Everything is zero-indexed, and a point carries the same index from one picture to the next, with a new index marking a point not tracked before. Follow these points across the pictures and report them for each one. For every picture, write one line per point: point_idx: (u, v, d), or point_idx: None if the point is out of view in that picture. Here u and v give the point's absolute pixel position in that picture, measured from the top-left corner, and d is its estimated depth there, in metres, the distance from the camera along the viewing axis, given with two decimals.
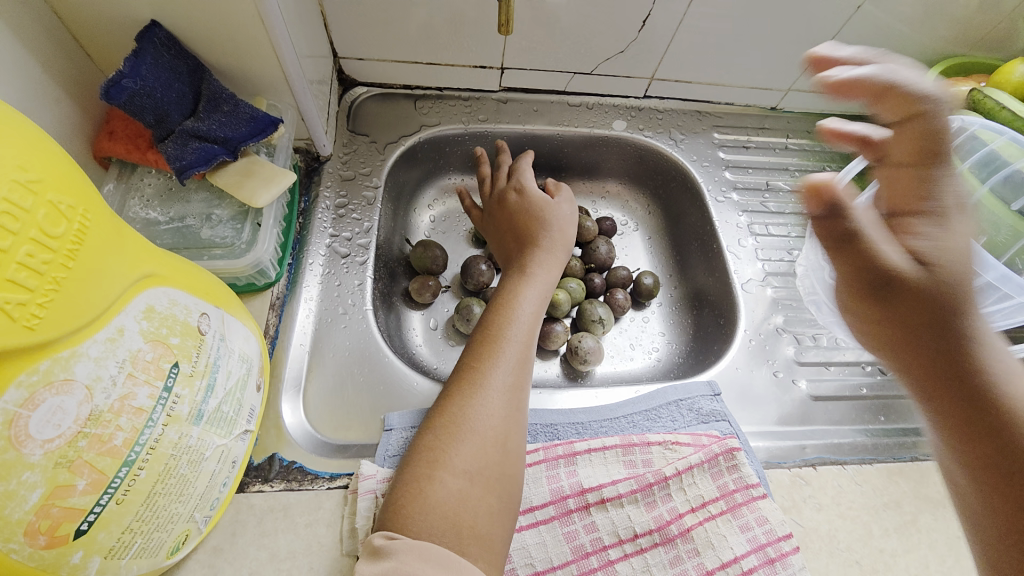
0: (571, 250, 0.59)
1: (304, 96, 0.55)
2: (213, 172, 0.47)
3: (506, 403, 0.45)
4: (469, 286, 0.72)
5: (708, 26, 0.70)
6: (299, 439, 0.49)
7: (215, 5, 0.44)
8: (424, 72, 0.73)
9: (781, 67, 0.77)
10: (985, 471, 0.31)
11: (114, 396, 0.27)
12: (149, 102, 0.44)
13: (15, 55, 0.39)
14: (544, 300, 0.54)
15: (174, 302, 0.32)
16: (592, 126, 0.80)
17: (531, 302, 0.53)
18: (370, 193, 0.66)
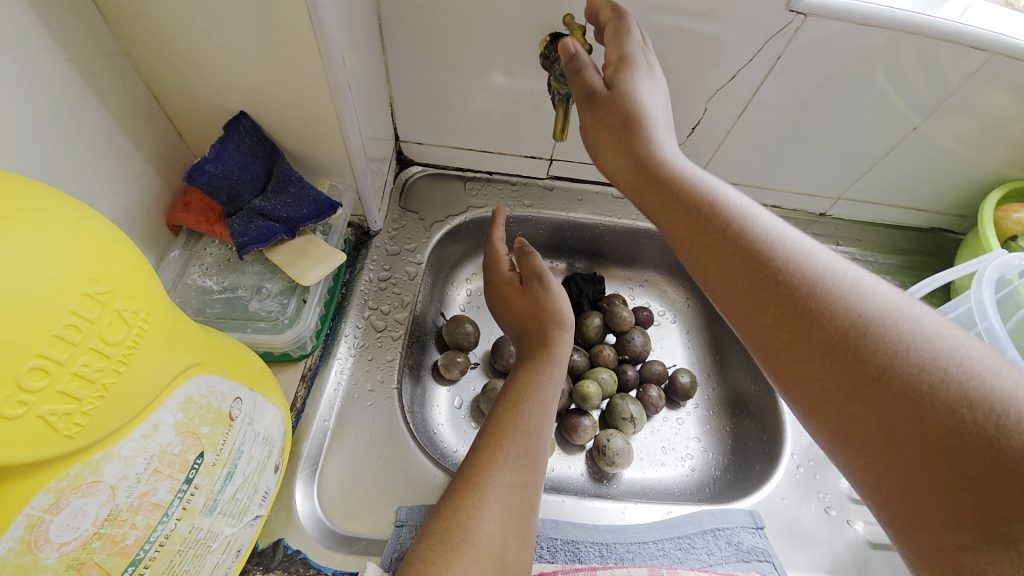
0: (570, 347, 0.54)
1: (364, 179, 0.58)
2: (271, 249, 0.50)
3: (510, 510, 0.42)
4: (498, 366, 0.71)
5: (756, 136, 0.71)
6: (308, 526, 0.47)
7: (298, 101, 0.49)
8: (476, 158, 0.77)
9: (830, 176, 0.77)
10: (918, 465, 0.28)
11: (134, 494, 0.27)
12: (225, 182, 0.47)
13: (109, 135, 0.44)
14: (556, 392, 0.51)
15: (211, 390, 0.33)
16: (635, 218, 0.81)
17: (543, 394, 0.49)
18: (412, 269, 0.68)
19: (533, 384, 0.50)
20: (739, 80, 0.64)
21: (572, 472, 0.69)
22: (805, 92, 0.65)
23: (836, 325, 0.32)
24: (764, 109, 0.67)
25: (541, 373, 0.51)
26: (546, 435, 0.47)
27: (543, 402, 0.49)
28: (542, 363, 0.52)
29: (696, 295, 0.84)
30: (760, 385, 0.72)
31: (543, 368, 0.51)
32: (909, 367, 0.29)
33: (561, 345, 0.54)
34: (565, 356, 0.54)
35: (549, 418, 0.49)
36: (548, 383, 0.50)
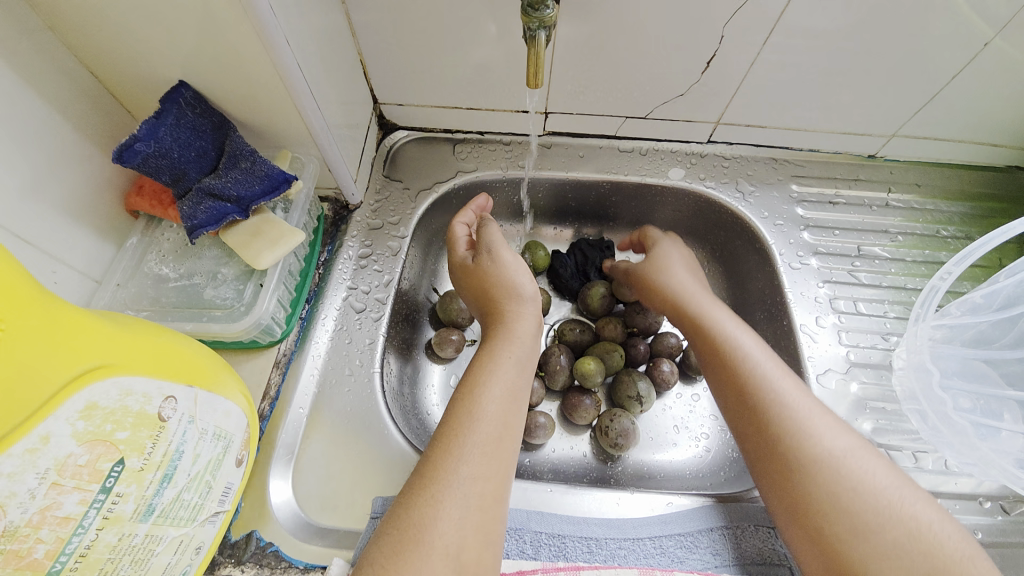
0: (528, 327, 0.52)
1: (329, 147, 0.54)
2: (224, 230, 0.47)
3: (472, 505, 0.39)
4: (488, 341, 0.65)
5: (789, 66, 0.60)
6: (286, 518, 0.46)
7: (237, 65, 0.44)
8: (464, 117, 0.70)
9: (882, 110, 0.65)
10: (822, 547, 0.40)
11: (31, 510, 0.26)
12: (165, 162, 0.44)
13: (44, 118, 0.41)
14: (517, 375, 0.48)
15: (128, 392, 0.30)
16: (644, 175, 0.72)
17: (503, 378, 0.46)
18: (396, 244, 0.63)
19: (491, 369, 0.47)
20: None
21: (574, 453, 0.64)
22: (850, 6, 0.53)
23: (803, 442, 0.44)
24: (800, 31, 0.56)
25: (498, 358, 0.48)
26: (509, 423, 0.44)
27: (503, 387, 0.46)
28: (498, 347, 0.49)
29: (717, 258, 0.75)
30: (788, 357, 0.63)
31: (499, 350, 0.49)
32: (853, 500, 0.41)
33: (514, 322, 0.52)
34: (522, 335, 0.51)
35: (511, 404, 0.46)
36: (506, 367, 0.47)
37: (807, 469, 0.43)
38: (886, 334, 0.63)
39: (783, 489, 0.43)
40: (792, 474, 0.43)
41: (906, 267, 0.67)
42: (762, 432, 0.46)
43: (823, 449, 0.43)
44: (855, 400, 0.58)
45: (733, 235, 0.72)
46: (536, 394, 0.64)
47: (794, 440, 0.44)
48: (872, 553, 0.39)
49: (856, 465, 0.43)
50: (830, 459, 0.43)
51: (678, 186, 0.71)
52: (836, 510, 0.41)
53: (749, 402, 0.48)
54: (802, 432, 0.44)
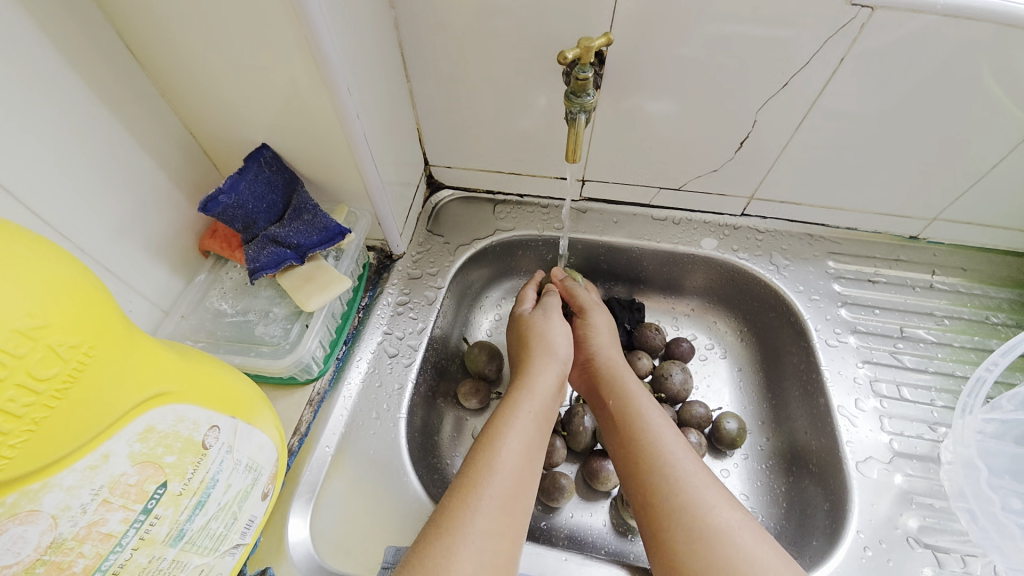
0: (557, 379, 0.54)
1: (381, 204, 0.59)
2: (282, 274, 0.52)
3: (484, 561, 0.39)
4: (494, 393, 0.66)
5: (823, 147, 0.62)
6: (300, 558, 0.46)
7: (312, 132, 0.50)
8: (506, 180, 0.75)
9: (921, 193, 0.65)
10: None
11: (80, 523, 0.27)
12: (240, 212, 0.49)
13: (145, 167, 0.48)
14: (534, 433, 0.48)
15: (180, 418, 0.33)
16: (677, 242, 0.73)
17: (522, 433, 0.47)
18: (432, 293, 0.67)
19: (509, 421, 0.48)
20: (797, 85, 0.56)
21: (593, 521, 0.62)
22: (883, 94, 0.55)
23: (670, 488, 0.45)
24: (833, 115, 0.58)
25: (518, 410, 0.49)
26: (524, 479, 0.45)
27: (521, 442, 0.47)
28: (521, 398, 0.50)
29: (749, 329, 0.74)
30: (824, 439, 0.60)
31: (519, 402, 0.50)
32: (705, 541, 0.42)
33: (537, 374, 0.53)
34: (543, 387, 0.52)
35: (527, 460, 0.46)
36: (525, 421, 0.48)
37: (678, 521, 0.43)
38: (934, 424, 0.59)
39: (661, 554, 0.43)
40: (662, 533, 0.44)
41: (954, 353, 0.64)
42: (641, 487, 0.47)
43: (690, 501, 0.44)
44: (899, 493, 0.54)
45: (766, 306, 0.71)
46: (557, 455, 0.63)
47: (668, 492, 0.45)
48: None
49: (722, 520, 0.43)
50: (697, 513, 0.43)
51: (710, 255, 0.72)
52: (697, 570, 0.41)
53: (635, 456, 0.49)
54: (674, 486, 0.45)
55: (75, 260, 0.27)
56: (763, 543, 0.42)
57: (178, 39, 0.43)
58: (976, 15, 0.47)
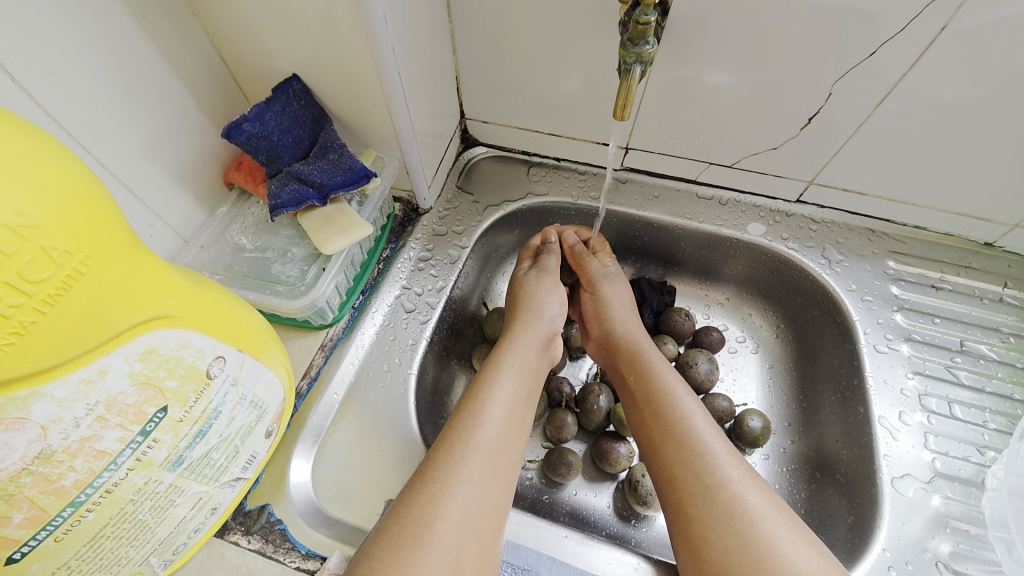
0: (535, 333, 0.51)
1: (411, 151, 0.56)
2: (303, 213, 0.50)
3: (473, 511, 0.38)
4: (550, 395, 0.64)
5: (905, 134, 0.55)
6: (299, 499, 0.46)
7: (343, 66, 0.47)
8: (544, 142, 0.71)
9: (1011, 194, 0.57)
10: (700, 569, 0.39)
11: (71, 437, 0.27)
12: (264, 143, 0.47)
13: (172, 89, 0.46)
14: (519, 388, 0.46)
15: (184, 344, 0.32)
16: (720, 224, 0.68)
17: (510, 389, 0.45)
18: (455, 252, 0.64)
19: (496, 376, 0.46)
20: (886, 58, 0.49)
21: (596, 502, 0.61)
22: (994, 76, 0.47)
23: (696, 465, 0.43)
24: (922, 96, 0.51)
25: (507, 365, 0.47)
26: (512, 433, 0.43)
27: (508, 396, 0.45)
28: (509, 353, 0.48)
29: (788, 325, 0.69)
30: (858, 449, 0.56)
31: (511, 360, 0.48)
32: (729, 522, 0.40)
33: (533, 333, 0.51)
34: (527, 343, 0.50)
35: (514, 414, 0.45)
36: (512, 375, 0.46)
37: (705, 501, 0.41)
38: (982, 447, 0.54)
39: (681, 532, 0.41)
40: (689, 511, 0.41)
41: (1017, 375, 0.58)
42: (663, 462, 0.45)
43: (719, 480, 0.42)
44: (934, 515, 0.50)
45: (811, 302, 0.66)
46: (567, 431, 0.61)
47: (694, 468, 0.43)
48: None
49: (749, 501, 0.40)
50: (727, 493, 0.41)
51: (755, 242, 0.67)
52: (726, 553, 0.39)
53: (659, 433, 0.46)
54: (703, 464, 0.43)
55: (76, 161, 0.26)
56: (784, 521, 0.40)
57: None
58: None
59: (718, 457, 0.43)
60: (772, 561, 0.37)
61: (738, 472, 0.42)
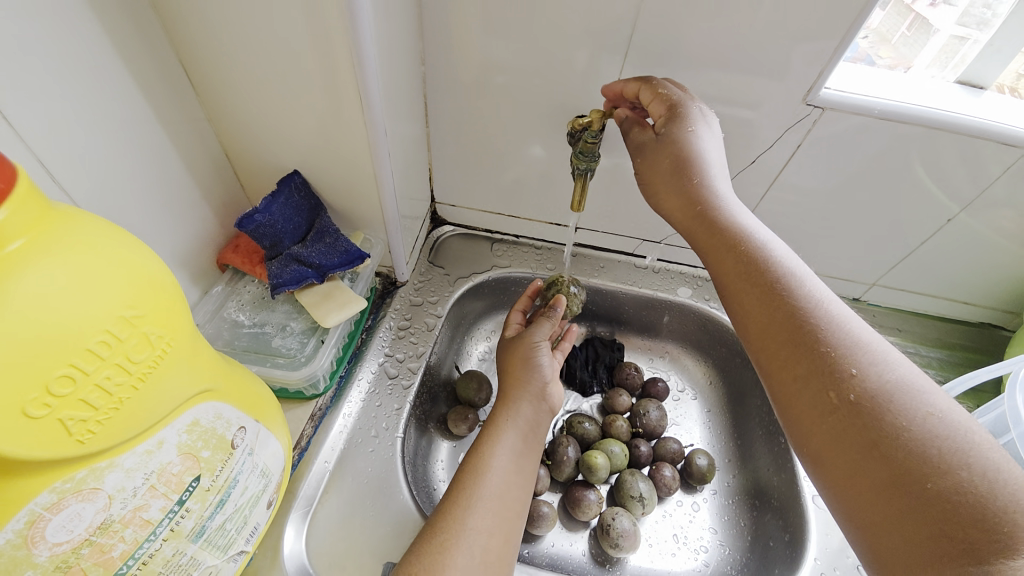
0: (535, 385, 0.57)
1: (396, 234, 0.64)
2: (301, 291, 0.55)
3: (477, 558, 0.43)
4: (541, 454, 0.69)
5: (784, 215, 0.72)
6: (294, 570, 0.47)
7: (344, 163, 0.55)
8: (505, 222, 0.82)
9: (864, 260, 0.76)
10: (899, 504, 0.34)
11: (128, 507, 0.29)
12: (269, 230, 0.53)
13: (183, 183, 0.51)
14: (518, 441, 0.52)
15: (218, 416, 0.35)
16: (656, 289, 0.81)
17: (509, 445, 0.51)
18: (432, 321, 0.71)
19: (498, 433, 0.52)
20: (765, 162, 0.66)
21: (572, 550, 0.65)
22: (835, 176, 0.66)
23: (859, 393, 0.38)
24: (791, 190, 0.68)
25: (509, 422, 0.53)
26: (512, 482, 0.49)
27: (508, 448, 0.51)
28: (506, 410, 0.54)
29: (718, 373, 0.81)
30: (784, 475, 0.66)
31: (506, 417, 0.54)
32: (919, 440, 0.35)
33: (529, 390, 0.56)
34: (525, 398, 0.55)
35: (516, 469, 0.50)
36: (511, 429, 0.53)
37: (884, 433, 0.36)
38: None
39: (878, 473, 0.35)
40: (874, 451, 0.36)
41: None
42: (825, 405, 0.39)
43: (850, 354, 0.39)
44: None
45: (734, 352, 0.79)
46: (541, 482, 0.66)
47: (864, 395, 0.37)
48: (958, 494, 0.32)
49: (919, 387, 0.37)
50: (909, 403, 0.36)
51: (685, 303, 0.80)
52: (926, 442, 0.35)
53: (808, 375, 0.40)
54: (881, 392, 0.37)
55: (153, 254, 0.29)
56: (947, 396, 0.37)
57: (238, 70, 0.48)
58: (908, 120, 0.58)
59: (868, 370, 0.38)
60: (918, 410, 0.36)
61: (914, 389, 0.37)
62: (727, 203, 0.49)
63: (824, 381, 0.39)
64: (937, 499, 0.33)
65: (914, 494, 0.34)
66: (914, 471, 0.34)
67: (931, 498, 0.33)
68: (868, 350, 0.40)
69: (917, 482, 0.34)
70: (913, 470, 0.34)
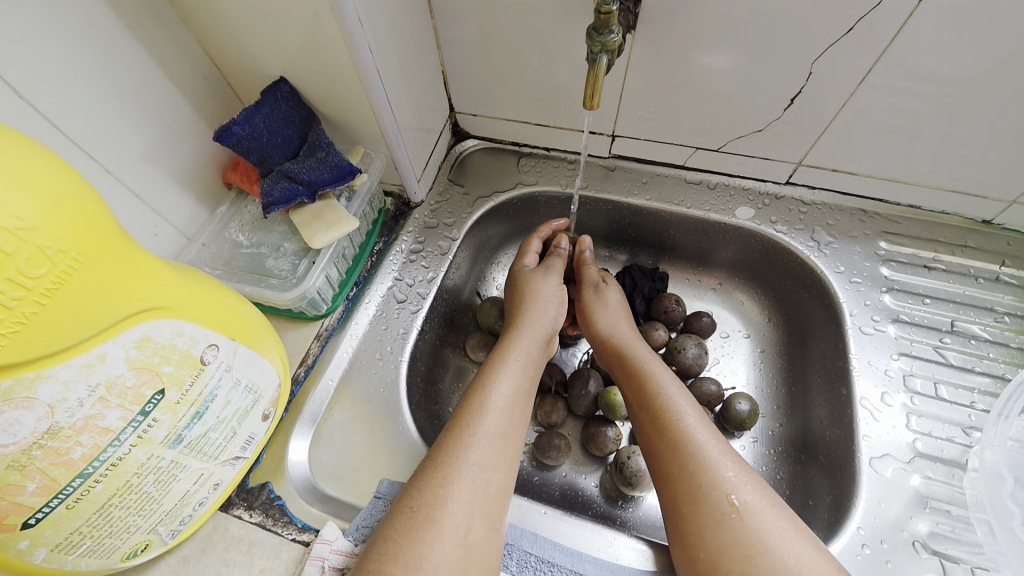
0: (536, 327, 0.55)
1: (397, 147, 0.58)
2: (293, 210, 0.53)
3: (480, 492, 0.42)
4: (562, 387, 0.65)
5: (894, 109, 0.54)
6: (296, 478, 0.49)
7: (325, 65, 0.49)
8: (533, 133, 0.72)
9: (1007, 170, 0.56)
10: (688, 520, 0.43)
11: (76, 415, 0.30)
12: (255, 145, 0.51)
13: (170, 97, 0.49)
14: (522, 379, 0.50)
15: (178, 333, 0.35)
16: (708, 209, 0.68)
17: (511, 378, 0.49)
18: (446, 244, 0.66)
19: (499, 367, 0.50)
20: (867, 31, 0.48)
21: (586, 483, 0.63)
22: (977, 46, 0.46)
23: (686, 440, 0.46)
24: (908, 68, 0.50)
25: (513, 360, 0.51)
26: (514, 420, 0.47)
27: (511, 386, 0.49)
28: (511, 346, 0.52)
29: (777, 309, 0.70)
30: (841, 429, 0.56)
31: (509, 352, 0.51)
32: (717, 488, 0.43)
33: (529, 328, 0.54)
34: (532, 340, 0.54)
35: (516, 403, 0.48)
36: (517, 367, 0.50)
37: (693, 487, 0.44)
38: (967, 428, 0.53)
39: (682, 505, 0.44)
40: (677, 476, 0.45)
41: (1009, 355, 0.57)
42: (655, 443, 0.48)
43: (719, 496, 0.43)
44: (913, 495, 0.50)
45: (800, 285, 0.66)
46: (557, 415, 0.63)
47: (684, 450, 0.46)
48: (729, 540, 0.41)
49: (752, 520, 0.41)
50: (717, 491, 0.43)
51: (744, 226, 0.67)
52: (719, 545, 0.41)
53: (652, 420, 0.49)
54: (693, 467, 0.45)
55: (68, 168, 0.29)
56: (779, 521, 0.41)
57: None
58: None
59: (701, 428, 0.47)
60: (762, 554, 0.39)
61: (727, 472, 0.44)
62: (615, 314, 0.59)
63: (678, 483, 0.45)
64: (712, 529, 0.41)
65: (697, 521, 0.42)
66: (706, 516, 0.42)
67: (710, 530, 0.41)
68: (711, 467, 0.44)
69: (708, 518, 0.42)
70: (705, 501, 0.43)
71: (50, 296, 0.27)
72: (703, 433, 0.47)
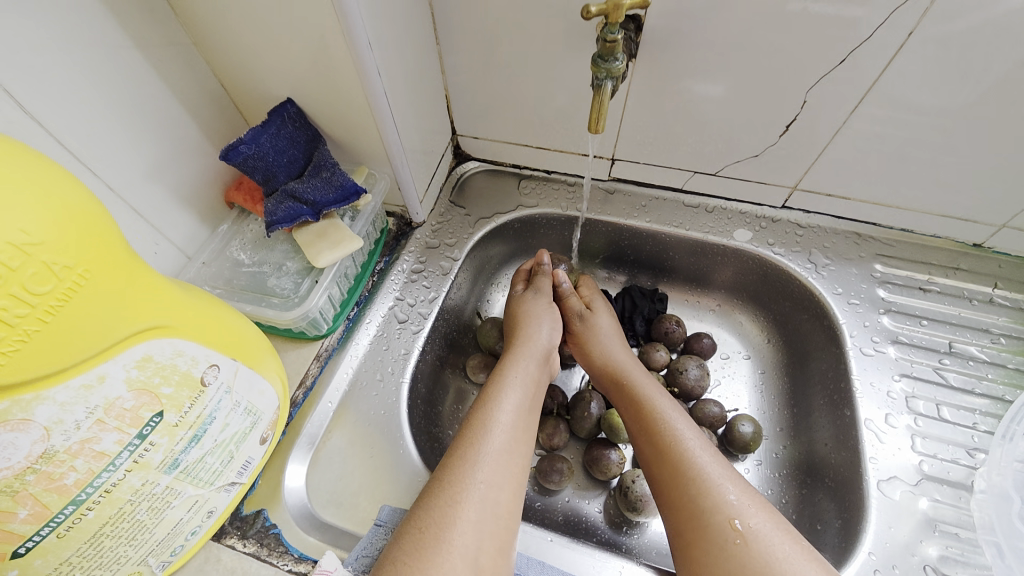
0: (536, 346, 0.54)
1: (401, 168, 0.59)
2: (297, 229, 0.53)
3: (487, 511, 0.41)
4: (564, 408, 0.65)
5: (884, 137, 0.56)
6: (293, 504, 0.47)
7: (333, 88, 0.50)
8: (533, 156, 0.73)
9: (996, 195, 0.58)
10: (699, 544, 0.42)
11: (72, 438, 0.29)
12: (260, 164, 0.51)
13: (176, 116, 0.49)
14: (524, 397, 0.49)
15: (179, 353, 0.34)
16: (706, 232, 0.69)
17: (515, 396, 0.48)
18: (447, 264, 0.66)
19: (502, 385, 0.49)
20: (857, 63, 0.50)
21: (589, 508, 0.61)
22: (964, 76, 0.48)
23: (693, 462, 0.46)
24: (897, 97, 0.52)
25: (514, 379, 0.50)
26: (518, 440, 0.46)
27: (514, 405, 0.48)
28: (512, 364, 0.52)
29: (777, 330, 0.70)
30: (846, 452, 0.56)
31: (509, 372, 0.51)
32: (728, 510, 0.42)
33: (529, 347, 0.54)
34: (531, 358, 0.53)
35: (520, 422, 0.47)
36: (518, 386, 0.49)
37: (704, 509, 0.43)
38: (971, 449, 0.53)
39: (690, 529, 0.43)
40: (685, 499, 0.44)
41: (1008, 376, 0.58)
42: (661, 467, 0.47)
43: (731, 518, 0.42)
44: (922, 519, 0.50)
45: (799, 307, 0.67)
46: (559, 438, 0.62)
47: (693, 471, 0.45)
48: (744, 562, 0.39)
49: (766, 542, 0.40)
50: (728, 513, 0.42)
51: (742, 248, 0.68)
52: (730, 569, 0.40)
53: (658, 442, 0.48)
54: (703, 488, 0.44)
55: (74, 180, 0.28)
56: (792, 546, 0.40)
57: None
58: None
59: (706, 450, 0.47)
60: None
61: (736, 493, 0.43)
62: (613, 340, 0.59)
63: (687, 507, 0.44)
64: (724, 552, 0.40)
65: (709, 544, 0.41)
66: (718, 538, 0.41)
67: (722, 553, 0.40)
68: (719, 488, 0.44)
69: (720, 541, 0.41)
70: (715, 523, 0.42)
71: (53, 314, 0.27)
72: (709, 454, 0.46)
